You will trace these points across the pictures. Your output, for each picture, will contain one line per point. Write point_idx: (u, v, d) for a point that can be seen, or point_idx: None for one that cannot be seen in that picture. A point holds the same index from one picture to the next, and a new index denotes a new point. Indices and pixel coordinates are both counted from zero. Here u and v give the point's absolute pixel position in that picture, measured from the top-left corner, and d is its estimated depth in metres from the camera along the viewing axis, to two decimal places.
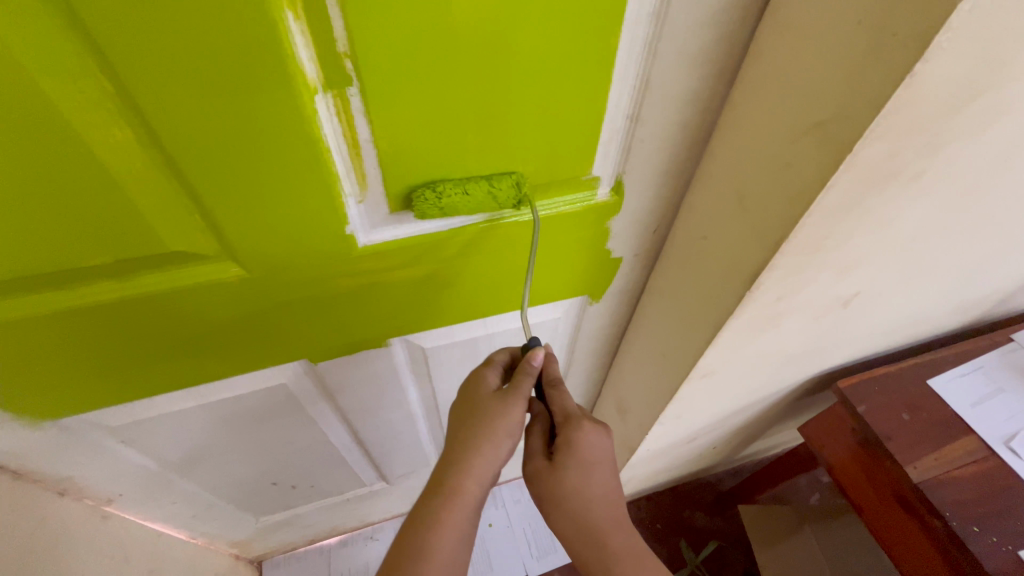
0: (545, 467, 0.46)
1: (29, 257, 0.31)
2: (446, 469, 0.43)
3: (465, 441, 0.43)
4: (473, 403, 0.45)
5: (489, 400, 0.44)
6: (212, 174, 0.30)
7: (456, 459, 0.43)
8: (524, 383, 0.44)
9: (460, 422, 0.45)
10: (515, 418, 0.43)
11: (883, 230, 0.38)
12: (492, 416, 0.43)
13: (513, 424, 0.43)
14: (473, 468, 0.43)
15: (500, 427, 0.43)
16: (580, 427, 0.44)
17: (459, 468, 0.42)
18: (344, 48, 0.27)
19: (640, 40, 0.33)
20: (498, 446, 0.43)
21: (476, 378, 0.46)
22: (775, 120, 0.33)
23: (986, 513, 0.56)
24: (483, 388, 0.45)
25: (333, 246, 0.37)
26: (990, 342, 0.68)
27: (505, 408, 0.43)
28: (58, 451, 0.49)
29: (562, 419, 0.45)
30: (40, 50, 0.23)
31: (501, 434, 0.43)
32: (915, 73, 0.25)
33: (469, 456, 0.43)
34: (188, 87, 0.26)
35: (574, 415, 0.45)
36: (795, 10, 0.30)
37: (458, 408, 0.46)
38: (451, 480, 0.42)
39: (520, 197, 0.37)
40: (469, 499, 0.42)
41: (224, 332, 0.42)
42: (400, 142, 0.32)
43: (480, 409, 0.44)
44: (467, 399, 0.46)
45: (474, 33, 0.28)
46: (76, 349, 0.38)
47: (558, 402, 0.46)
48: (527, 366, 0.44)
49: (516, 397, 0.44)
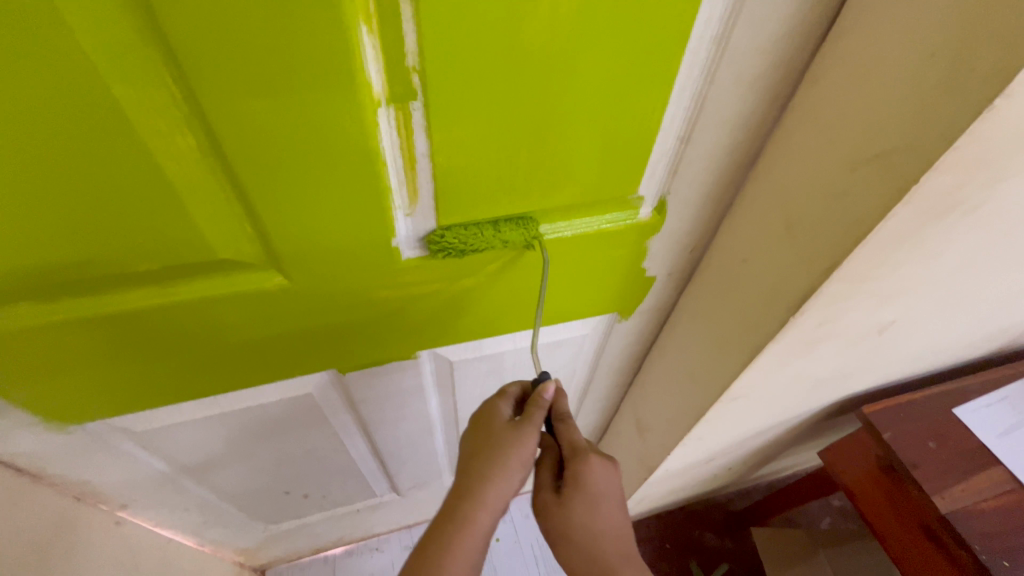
0: (552, 500, 0.45)
1: (83, 261, 0.31)
2: (458, 497, 0.41)
3: (478, 469, 0.41)
4: (487, 433, 0.43)
5: (502, 432, 0.43)
6: (269, 183, 0.30)
7: (468, 487, 0.41)
8: (536, 415, 0.43)
9: (471, 454, 0.43)
10: (528, 452, 0.42)
11: (931, 260, 0.38)
12: (506, 446, 0.42)
13: (527, 454, 0.42)
14: (486, 496, 0.41)
15: (513, 457, 0.41)
16: (587, 462, 0.43)
17: (472, 497, 0.41)
18: (413, 63, 0.27)
19: (700, 64, 0.33)
20: (511, 476, 0.41)
21: (489, 409, 0.45)
22: (833, 147, 0.33)
23: (1016, 547, 0.55)
24: (496, 419, 0.44)
25: (378, 257, 0.37)
26: (1014, 372, 0.67)
27: (518, 439, 0.42)
28: (79, 455, 0.48)
29: (570, 453, 0.44)
30: (116, 57, 0.23)
31: (515, 464, 0.41)
32: (994, 107, 0.25)
33: (483, 483, 0.41)
34: (257, 97, 0.26)
35: (581, 449, 0.44)
36: (860, 41, 0.30)
37: (470, 437, 0.44)
38: (463, 509, 0.40)
39: (528, 238, 0.38)
40: (481, 526, 0.41)
41: (259, 340, 0.41)
42: (456, 158, 0.32)
43: (493, 439, 0.42)
44: (480, 429, 0.44)
45: (543, 52, 0.28)
46: (111, 352, 0.38)
47: (565, 436, 0.45)
48: (538, 399, 0.43)
49: (529, 430, 0.42)
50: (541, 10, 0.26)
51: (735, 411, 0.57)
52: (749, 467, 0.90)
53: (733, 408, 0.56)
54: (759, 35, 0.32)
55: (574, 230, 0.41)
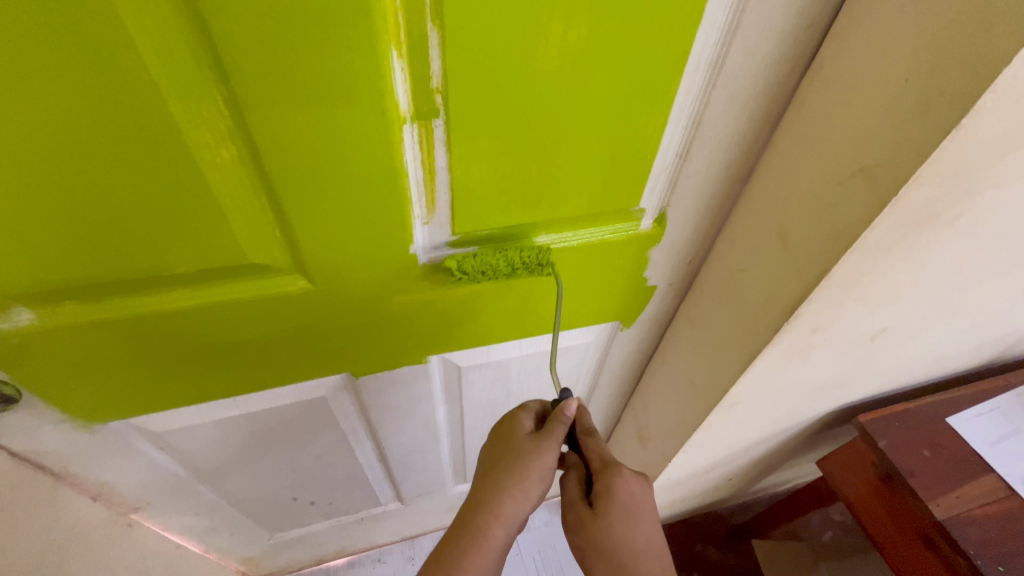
0: (587, 515, 0.45)
1: (125, 262, 0.33)
2: (474, 509, 0.43)
3: (496, 482, 0.43)
4: (507, 445, 0.45)
5: (522, 443, 0.45)
6: (301, 193, 0.32)
7: (485, 500, 0.43)
8: (557, 430, 0.44)
9: (490, 466, 0.45)
10: (547, 465, 0.44)
11: (915, 269, 0.40)
12: (525, 461, 0.43)
13: (545, 471, 0.44)
14: (502, 510, 0.43)
15: (531, 473, 0.43)
16: (620, 473, 0.45)
17: (488, 509, 0.42)
18: (437, 84, 0.30)
19: (697, 87, 0.36)
20: (529, 491, 0.43)
21: (510, 421, 0.47)
22: (822, 163, 0.36)
23: (1010, 553, 0.56)
24: (516, 432, 0.46)
25: (396, 263, 0.39)
26: (1005, 383, 0.69)
27: (538, 452, 0.43)
28: (99, 454, 0.49)
29: (601, 466, 0.46)
30: (175, 77, 0.26)
31: (532, 481, 0.43)
32: (960, 127, 0.28)
33: (500, 498, 0.43)
34: (296, 113, 0.28)
35: (613, 462, 0.46)
36: (842, 66, 0.33)
37: (490, 449, 0.46)
38: (479, 522, 0.42)
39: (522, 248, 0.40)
40: (496, 539, 0.42)
41: (280, 342, 0.43)
42: (473, 170, 0.35)
43: (513, 452, 0.44)
44: (500, 442, 0.46)
45: (556, 75, 0.31)
46: (140, 351, 0.40)
47: (594, 450, 0.47)
48: (561, 416, 0.45)
49: (549, 444, 0.44)
50: (555, 37, 0.29)
51: (735, 418, 0.59)
52: (749, 479, 0.91)
53: (733, 415, 0.58)
54: (751, 61, 0.35)
55: (581, 239, 0.43)
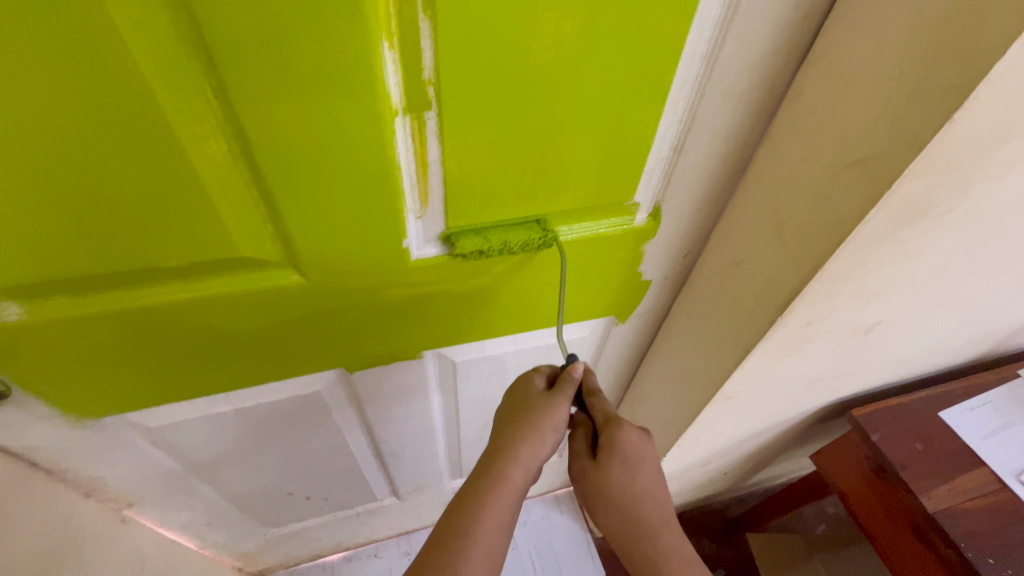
0: (589, 465, 0.46)
1: (113, 256, 0.33)
2: (492, 457, 0.43)
3: (512, 432, 0.43)
4: (522, 401, 0.45)
5: (536, 397, 0.45)
6: (292, 185, 0.32)
7: (501, 448, 0.43)
8: (568, 388, 0.45)
9: (505, 420, 0.45)
10: (561, 416, 0.44)
11: (908, 263, 0.40)
12: (540, 413, 0.44)
13: (559, 422, 0.44)
14: (520, 457, 0.43)
15: (547, 422, 0.43)
16: (622, 428, 0.45)
17: (505, 457, 0.43)
18: (429, 76, 0.30)
19: (691, 79, 0.35)
20: (545, 440, 0.43)
21: (523, 380, 0.47)
22: (817, 157, 0.36)
23: (1001, 544, 0.57)
24: (530, 388, 0.46)
25: (390, 256, 0.39)
26: (997, 377, 0.70)
27: (551, 405, 0.44)
28: (92, 450, 0.49)
29: (603, 423, 0.46)
30: (162, 68, 0.25)
31: (548, 430, 0.43)
32: (954, 120, 0.28)
33: (517, 445, 0.43)
34: (285, 104, 0.28)
35: (614, 418, 0.45)
36: (837, 59, 0.33)
37: (506, 405, 0.47)
38: (496, 469, 0.42)
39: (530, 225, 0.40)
40: (515, 485, 0.43)
41: (272, 336, 0.43)
42: (466, 163, 0.34)
43: (528, 405, 0.45)
44: (515, 396, 0.46)
45: (550, 67, 0.30)
46: (131, 346, 0.39)
47: (598, 408, 0.46)
48: (568, 376, 0.45)
49: (562, 398, 0.44)
50: (548, 29, 0.29)
51: (729, 411, 0.59)
52: (744, 472, 0.92)
53: (728, 408, 0.58)
54: (746, 53, 0.34)
55: (575, 233, 0.43)
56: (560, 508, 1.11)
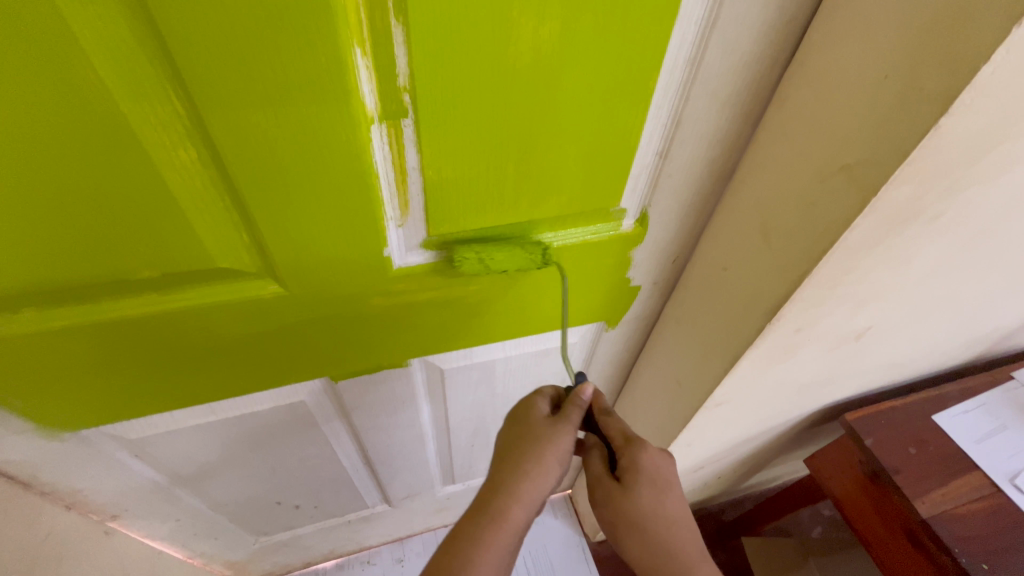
0: (615, 488, 0.45)
1: (83, 268, 0.32)
2: (494, 490, 0.42)
3: (514, 464, 0.43)
4: (525, 430, 0.45)
5: (539, 427, 0.44)
6: (266, 195, 0.31)
7: (504, 482, 0.42)
8: (574, 414, 0.45)
9: (507, 450, 0.44)
10: (565, 447, 0.43)
11: (898, 269, 0.40)
12: (544, 444, 0.43)
13: (564, 454, 0.43)
14: (522, 490, 0.42)
15: (550, 455, 0.43)
16: (645, 448, 0.44)
17: (507, 491, 0.42)
18: (404, 83, 0.29)
19: (675, 83, 0.35)
20: (549, 474, 0.43)
21: (525, 406, 0.47)
22: (803, 162, 0.35)
23: (994, 549, 0.57)
24: (533, 416, 0.46)
25: (370, 265, 0.38)
26: (991, 379, 0.70)
27: (555, 435, 0.43)
28: (71, 463, 0.48)
29: (624, 442, 0.45)
30: (125, 77, 0.25)
31: (552, 463, 0.43)
32: (939, 126, 0.27)
33: (519, 478, 0.42)
34: (256, 113, 0.27)
35: (636, 438, 0.45)
36: (822, 64, 0.32)
37: (507, 432, 0.46)
38: (498, 504, 0.42)
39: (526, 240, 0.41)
40: (516, 523, 0.42)
41: (253, 347, 0.42)
42: (446, 171, 0.34)
43: (532, 435, 0.44)
44: (518, 425, 0.46)
45: (528, 73, 0.30)
46: (106, 358, 0.39)
47: (614, 427, 0.47)
48: (575, 400, 0.45)
49: (567, 427, 0.44)
50: (526, 34, 0.28)
51: (721, 417, 0.58)
52: (738, 476, 0.91)
53: (720, 414, 0.57)
54: (730, 57, 0.34)
55: (564, 239, 0.43)
56: (554, 511, 1.09)
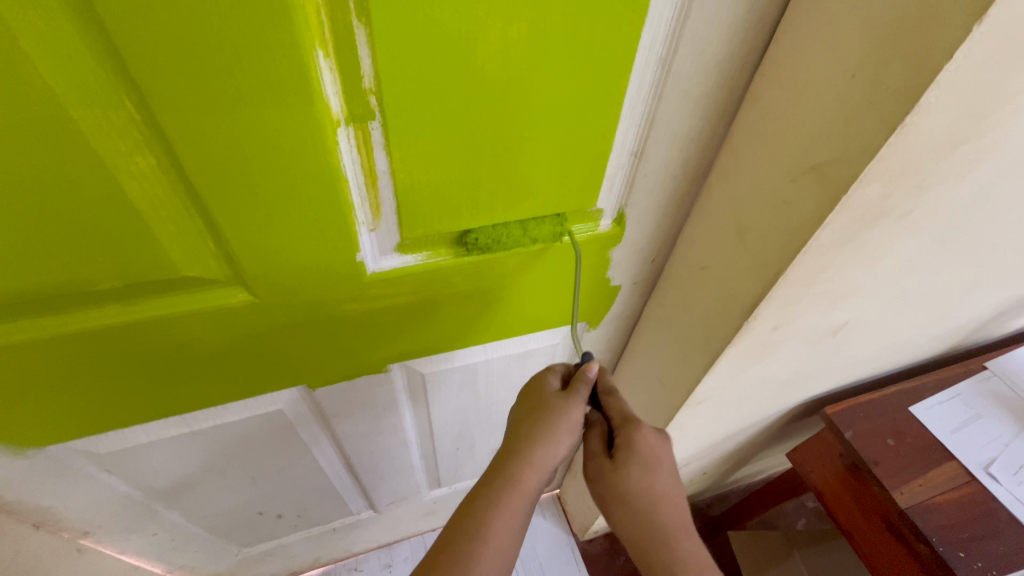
0: (607, 465, 0.45)
1: (38, 279, 0.31)
2: (506, 459, 0.43)
3: (525, 435, 0.43)
4: (537, 401, 0.44)
5: (551, 399, 0.44)
6: (229, 200, 0.30)
7: (515, 451, 0.42)
8: (582, 390, 0.43)
9: (520, 421, 0.44)
10: (576, 418, 0.43)
11: (872, 265, 0.40)
12: (554, 415, 0.42)
13: (574, 424, 0.43)
14: (533, 460, 0.42)
15: (561, 426, 0.42)
16: (640, 429, 0.44)
17: (518, 461, 0.42)
18: (370, 85, 0.28)
19: (647, 83, 0.35)
20: (559, 443, 0.42)
21: (538, 379, 0.46)
22: (776, 161, 0.35)
23: (971, 538, 0.58)
24: (545, 389, 0.45)
25: (343, 271, 0.38)
26: (965, 370, 0.71)
27: (567, 407, 0.43)
28: (39, 481, 0.46)
29: (621, 422, 0.45)
30: (74, 82, 0.24)
31: (562, 433, 0.42)
32: (906, 123, 0.28)
33: (530, 449, 0.42)
34: (215, 116, 0.26)
35: (633, 418, 0.44)
36: (791, 62, 0.33)
37: (521, 404, 0.46)
38: (509, 472, 0.42)
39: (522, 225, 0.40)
40: (528, 489, 0.42)
41: (224, 357, 0.41)
42: (417, 174, 0.33)
43: (542, 407, 0.43)
44: (531, 396, 0.45)
45: (497, 74, 0.29)
46: (68, 373, 0.37)
47: (614, 407, 0.46)
48: (583, 376, 0.44)
49: (577, 400, 0.43)
50: (493, 33, 0.27)
51: (704, 414, 0.59)
52: (723, 472, 0.92)
53: (702, 411, 0.58)
54: (701, 56, 0.33)
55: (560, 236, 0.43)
56: (542, 512, 1.09)
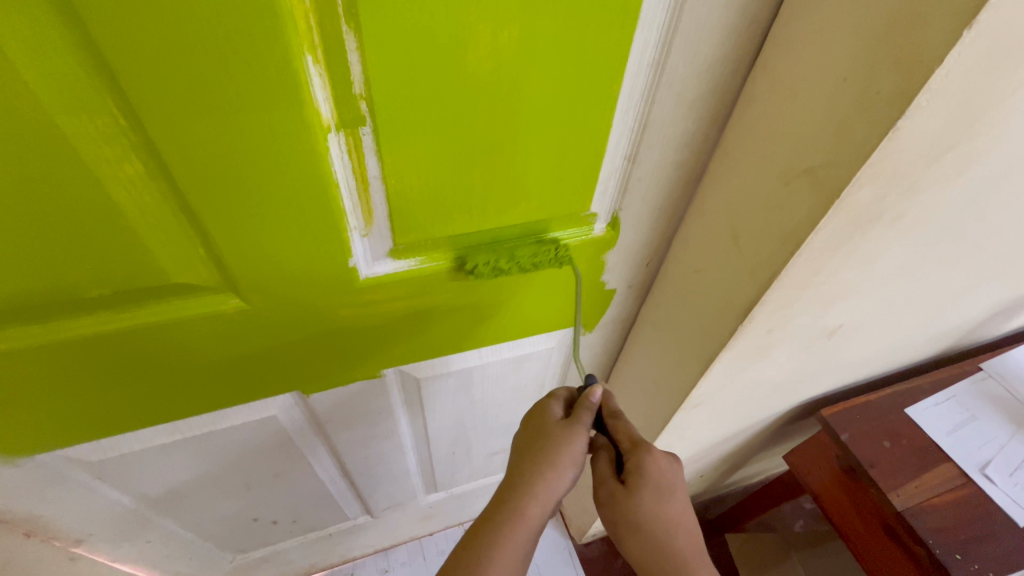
0: (619, 491, 0.44)
1: (26, 287, 0.30)
2: (508, 491, 0.42)
3: (527, 465, 0.42)
4: (540, 431, 0.44)
5: (553, 428, 0.43)
6: (219, 206, 0.30)
7: (518, 483, 0.42)
8: (586, 416, 0.43)
9: (522, 451, 0.44)
10: (578, 449, 0.42)
11: (866, 268, 0.40)
12: (556, 444, 0.42)
13: (577, 455, 0.42)
14: (536, 492, 0.42)
15: (563, 457, 0.42)
16: (650, 453, 0.43)
17: (521, 493, 0.42)
18: (360, 90, 0.28)
19: (640, 87, 0.34)
20: (562, 474, 0.42)
21: (541, 408, 0.46)
22: (769, 165, 0.35)
23: (967, 540, 0.58)
24: (548, 417, 0.45)
25: (336, 276, 0.37)
26: (961, 371, 0.71)
27: (569, 436, 0.42)
28: (30, 490, 0.46)
29: (630, 446, 0.44)
30: (60, 89, 0.23)
31: (564, 463, 0.42)
32: (898, 127, 0.27)
33: (532, 480, 0.42)
34: (203, 122, 0.26)
35: (642, 441, 0.44)
36: (783, 66, 0.33)
37: (524, 434, 0.45)
38: (512, 505, 0.42)
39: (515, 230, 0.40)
40: (531, 523, 0.42)
41: (217, 363, 0.41)
42: (409, 179, 0.33)
43: (544, 436, 0.43)
44: (533, 425, 0.45)
45: (488, 79, 0.29)
46: (57, 380, 0.37)
47: (622, 432, 0.45)
48: (585, 402, 0.44)
49: (580, 430, 0.43)
50: (483, 37, 0.27)
51: (700, 417, 0.59)
52: (721, 474, 0.92)
53: (698, 414, 0.58)
54: (693, 60, 0.33)
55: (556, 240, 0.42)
56: None
